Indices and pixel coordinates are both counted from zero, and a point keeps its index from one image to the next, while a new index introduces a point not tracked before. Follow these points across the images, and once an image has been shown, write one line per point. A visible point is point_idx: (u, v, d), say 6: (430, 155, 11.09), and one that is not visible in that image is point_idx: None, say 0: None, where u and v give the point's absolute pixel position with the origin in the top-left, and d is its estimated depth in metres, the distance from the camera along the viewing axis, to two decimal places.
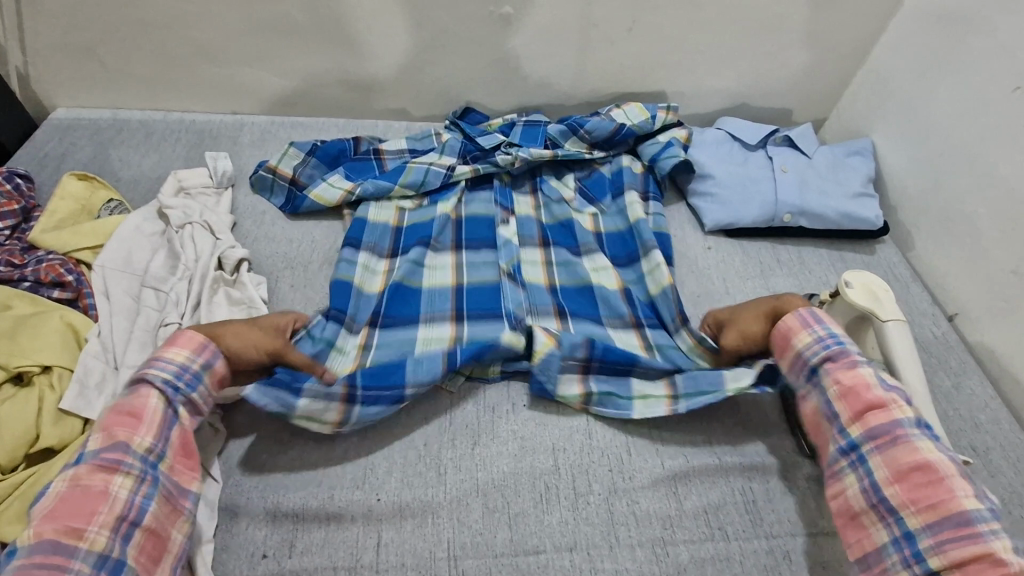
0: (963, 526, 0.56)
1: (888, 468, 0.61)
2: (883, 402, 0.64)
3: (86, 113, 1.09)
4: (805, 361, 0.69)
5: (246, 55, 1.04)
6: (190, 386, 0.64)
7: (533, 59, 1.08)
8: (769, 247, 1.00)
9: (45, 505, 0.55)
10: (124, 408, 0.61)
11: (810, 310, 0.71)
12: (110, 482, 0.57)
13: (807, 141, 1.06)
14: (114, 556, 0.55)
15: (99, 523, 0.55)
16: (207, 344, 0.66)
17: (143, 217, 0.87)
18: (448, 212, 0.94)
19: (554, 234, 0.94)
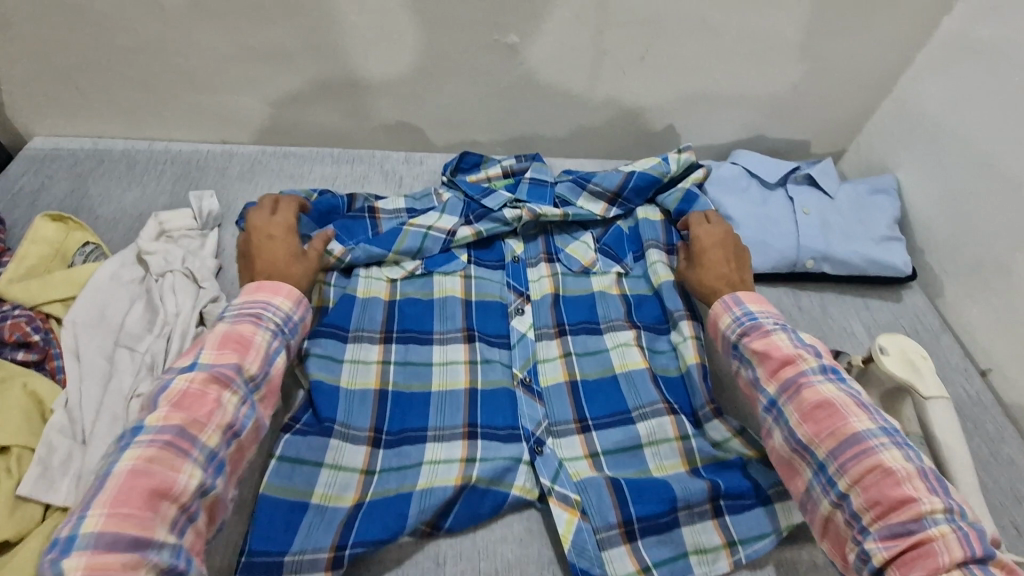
0: (864, 446, 0.59)
1: (798, 411, 0.64)
2: (792, 357, 0.66)
3: (65, 142, 1.03)
4: (729, 339, 0.74)
5: (234, 82, 0.98)
6: (292, 334, 0.69)
7: (540, 87, 1.02)
8: (790, 294, 0.94)
9: (163, 397, 0.58)
10: (233, 334, 0.63)
11: (733, 295, 0.76)
12: (223, 395, 0.59)
13: (829, 179, 1.00)
14: (219, 458, 0.58)
15: (214, 426, 0.57)
16: (303, 299, 0.71)
17: (120, 263, 0.81)
18: (455, 292, 0.87)
19: (571, 312, 0.87)
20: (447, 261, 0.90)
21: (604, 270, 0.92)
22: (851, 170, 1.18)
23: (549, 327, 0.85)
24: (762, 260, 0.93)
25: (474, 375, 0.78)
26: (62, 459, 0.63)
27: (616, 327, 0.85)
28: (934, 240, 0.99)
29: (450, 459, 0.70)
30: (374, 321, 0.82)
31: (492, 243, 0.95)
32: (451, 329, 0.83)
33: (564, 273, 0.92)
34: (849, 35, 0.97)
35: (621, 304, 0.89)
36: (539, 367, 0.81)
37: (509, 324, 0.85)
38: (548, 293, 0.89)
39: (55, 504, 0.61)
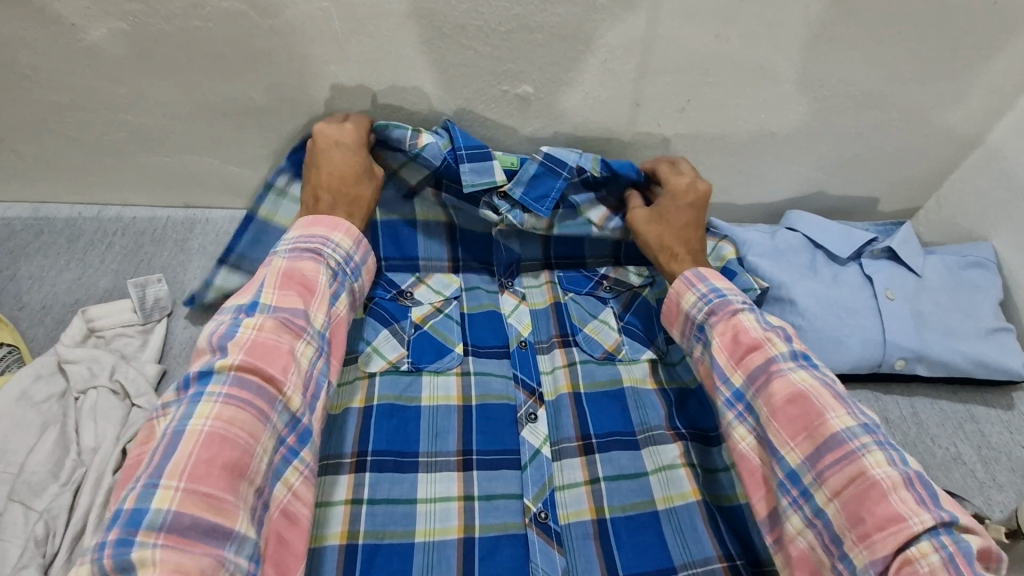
0: (844, 448, 0.49)
1: (769, 406, 0.54)
2: (759, 342, 0.57)
3: (3, 208, 0.89)
4: (692, 320, 0.65)
5: (197, 141, 0.83)
6: (353, 278, 0.63)
7: (558, 144, 0.85)
8: (872, 398, 0.76)
9: (230, 344, 0.50)
10: (295, 277, 0.57)
11: (694, 270, 0.68)
12: (295, 346, 0.53)
13: (914, 252, 0.82)
14: (303, 422, 0.53)
15: (293, 384, 0.52)
16: (363, 240, 0.66)
17: (34, 376, 0.65)
18: (450, 399, 0.70)
19: (597, 417, 0.70)
20: (439, 353, 0.73)
21: (633, 358, 0.75)
22: (927, 233, 1.00)
23: (569, 438, 0.68)
24: (839, 359, 0.74)
25: (473, 521, 0.61)
26: None
27: (655, 438, 0.68)
28: None
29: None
30: (345, 442, 0.65)
31: (492, 324, 0.77)
32: (442, 451, 0.66)
33: (583, 362, 0.74)
34: (940, 82, 0.80)
35: (658, 403, 0.71)
36: (558, 498, 0.64)
37: (518, 438, 0.68)
38: (565, 392, 0.72)
39: None
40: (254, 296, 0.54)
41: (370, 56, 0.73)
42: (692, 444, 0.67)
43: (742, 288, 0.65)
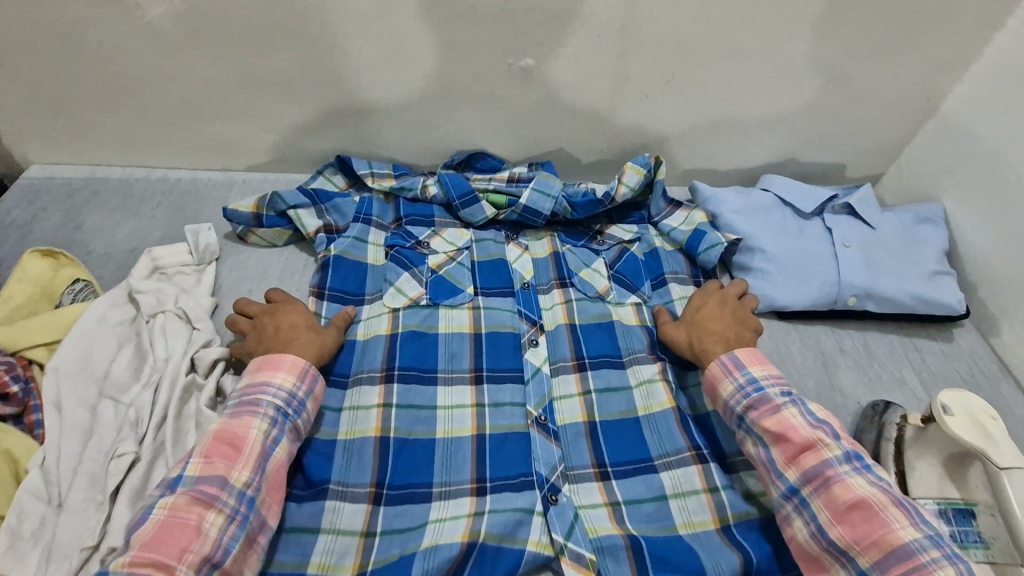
0: (913, 560, 0.51)
1: (828, 510, 0.56)
2: (812, 441, 0.59)
3: (61, 171, 0.99)
4: (732, 410, 0.66)
5: (236, 110, 0.93)
6: (297, 414, 0.63)
7: (556, 113, 0.96)
8: (829, 333, 0.87)
9: (139, 533, 0.51)
10: (224, 436, 0.58)
11: (731, 354, 0.69)
12: (203, 517, 0.52)
13: (870, 208, 0.93)
14: (252, 493, 0.56)
15: (189, 561, 0.50)
16: (309, 367, 0.66)
17: (109, 304, 0.76)
18: (463, 328, 0.81)
19: (590, 344, 0.81)
20: (452, 293, 0.84)
21: (619, 301, 0.86)
22: (889, 196, 1.10)
23: (566, 361, 0.80)
24: (800, 298, 0.85)
25: (484, 423, 0.73)
26: (34, 528, 0.57)
27: (638, 360, 0.79)
28: (987, 272, 0.90)
29: (456, 516, 0.65)
30: (376, 360, 0.76)
31: (498, 271, 0.88)
32: (457, 369, 0.77)
33: (578, 301, 0.86)
34: (893, 57, 0.90)
35: (642, 335, 0.82)
36: (556, 406, 0.76)
37: (523, 360, 0.79)
38: (561, 324, 0.83)
39: None
40: (180, 470, 0.56)
41: (392, 31, 0.83)
42: (669, 365, 0.79)
43: (781, 374, 0.67)
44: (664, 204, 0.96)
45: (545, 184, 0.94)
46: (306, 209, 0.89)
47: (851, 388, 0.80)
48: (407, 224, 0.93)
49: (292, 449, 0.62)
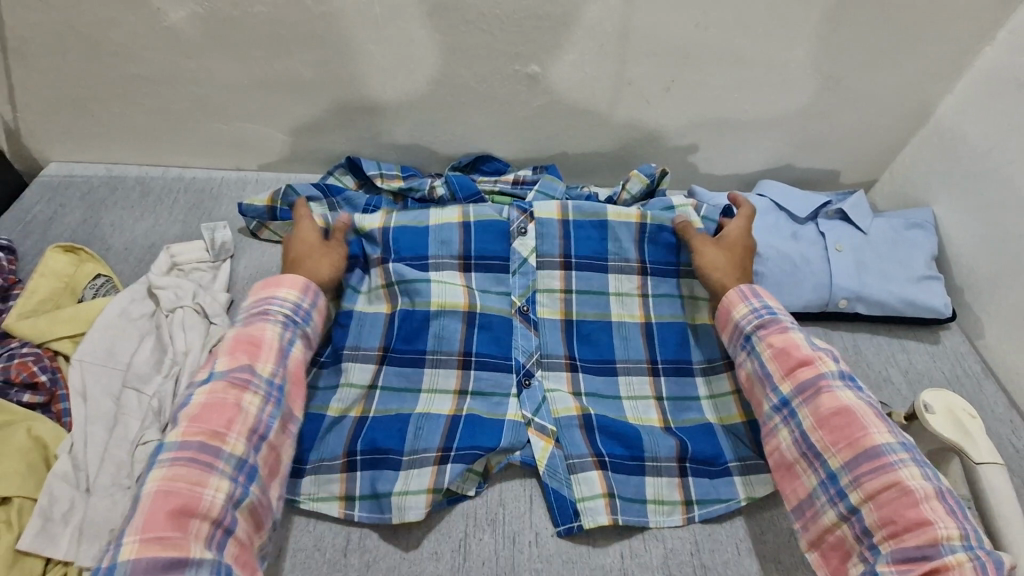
0: (882, 460, 0.59)
1: (815, 415, 0.64)
2: (811, 359, 0.66)
3: (81, 168, 1.02)
4: (741, 331, 0.73)
5: (251, 111, 0.96)
6: (305, 323, 0.70)
7: (559, 119, 0.99)
8: (821, 335, 0.90)
9: (183, 414, 0.59)
10: (246, 339, 0.64)
11: (749, 287, 0.75)
12: (241, 398, 0.60)
13: (862, 214, 0.96)
14: (277, 383, 0.64)
15: (236, 431, 0.59)
16: (309, 286, 0.72)
17: (129, 299, 0.79)
18: (458, 304, 0.79)
19: (582, 344, 0.81)
20: (439, 241, 0.84)
21: (620, 291, 0.84)
22: (881, 201, 1.14)
23: (559, 356, 0.79)
24: (793, 300, 0.89)
25: (462, 406, 0.74)
26: (64, 510, 0.60)
27: (632, 368, 0.80)
28: (974, 275, 0.94)
29: (416, 490, 0.68)
30: (374, 338, 0.78)
31: (495, 235, 0.84)
32: (445, 351, 0.78)
33: (578, 292, 0.83)
34: (887, 68, 0.94)
35: (640, 341, 0.82)
36: (546, 402, 0.75)
37: (512, 346, 0.79)
38: (556, 316, 0.82)
39: (55, 558, 0.58)
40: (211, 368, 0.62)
41: (404, 37, 0.86)
42: (663, 378, 0.79)
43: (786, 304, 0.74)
44: None
45: (546, 185, 1.00)
46: (321, 202, 0.95)
47: None
48: None
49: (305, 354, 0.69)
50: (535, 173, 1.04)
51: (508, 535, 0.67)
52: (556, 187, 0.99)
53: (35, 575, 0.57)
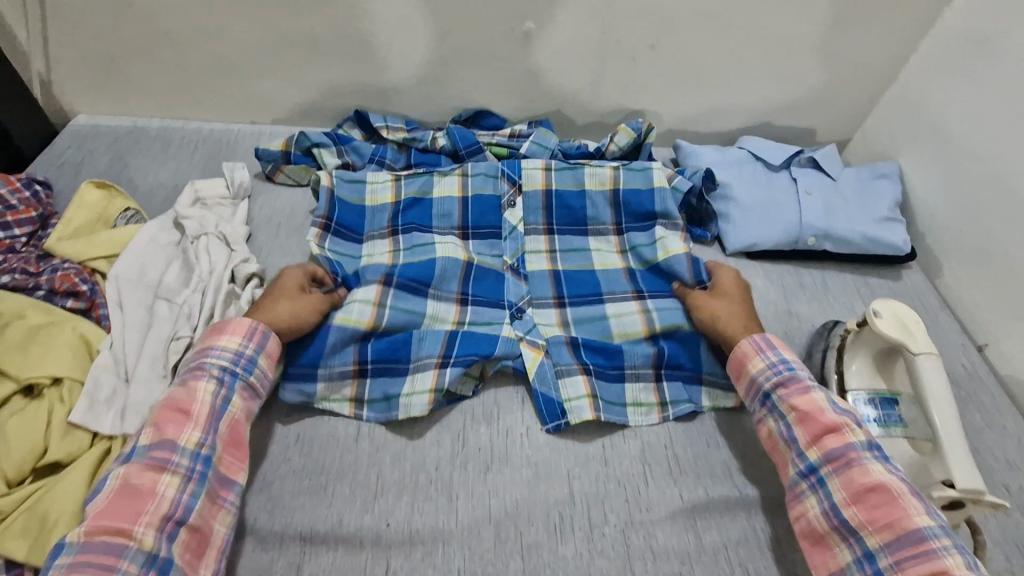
0: (923, 544, 0.56)
1: (847, 488, 0.61)
2: (837, 426, 0.64)
3: (107, 120, 1.09)
4: (758, 386, 0.71)
5: (265, 65, 1.03)
6: (247, 371, 0.67)
7: (552, 76, 1.06)
8: (792, 271, 0.97)
9: (100, 495, 0.57)
10: (173, 402, 0.63)
11: (764, 336, 0.73)
12: (158, 481, 0.58)
13: (833, 163, 1.04)
14: (206, 453, 0.62)
15: (145, 523, 0.56)
16: (257, 326, 0.70)
17: (159, 227, 0.86)
18: (458, 257, 0.86)
19: (570, 285, 0.87)
20: (439, 213, 0.91)
21: (602, 247, 0.93)
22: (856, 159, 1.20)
23: (547, 298, 0.86)
24: (766, 237, 0.96)
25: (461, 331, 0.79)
26: (108, 394, 0.67)
27: (618, 300, 0.86)
28: (934, 221, 1.00)
29: (421, 390, 0.74)
30: (376, 272, 0.82)
31: (489, 207, 0.92)
32: (445, 291, 0.83)
33: (561, 250, 0.91)
34: (857, 28, 1.01)
35: (622, 276, 0.89)
36: (536, 329, 0.82)
37: (504, 293, 0.85)
38: (544, 269, 0.89)
39: (102, 432, 0.65)
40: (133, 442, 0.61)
41: None
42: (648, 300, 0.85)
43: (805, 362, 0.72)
44: None
45: (542, 138, 1.05)
46: (329, 150, 1.00)
47: (807, 315, 0.91)
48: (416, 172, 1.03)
49: (247, 408, 0.67)
50: (530, 126, 1.09)
51: (502, 429, 0.74)
52: (551, 139, 1.05)
53: (85, 445, 0.65)
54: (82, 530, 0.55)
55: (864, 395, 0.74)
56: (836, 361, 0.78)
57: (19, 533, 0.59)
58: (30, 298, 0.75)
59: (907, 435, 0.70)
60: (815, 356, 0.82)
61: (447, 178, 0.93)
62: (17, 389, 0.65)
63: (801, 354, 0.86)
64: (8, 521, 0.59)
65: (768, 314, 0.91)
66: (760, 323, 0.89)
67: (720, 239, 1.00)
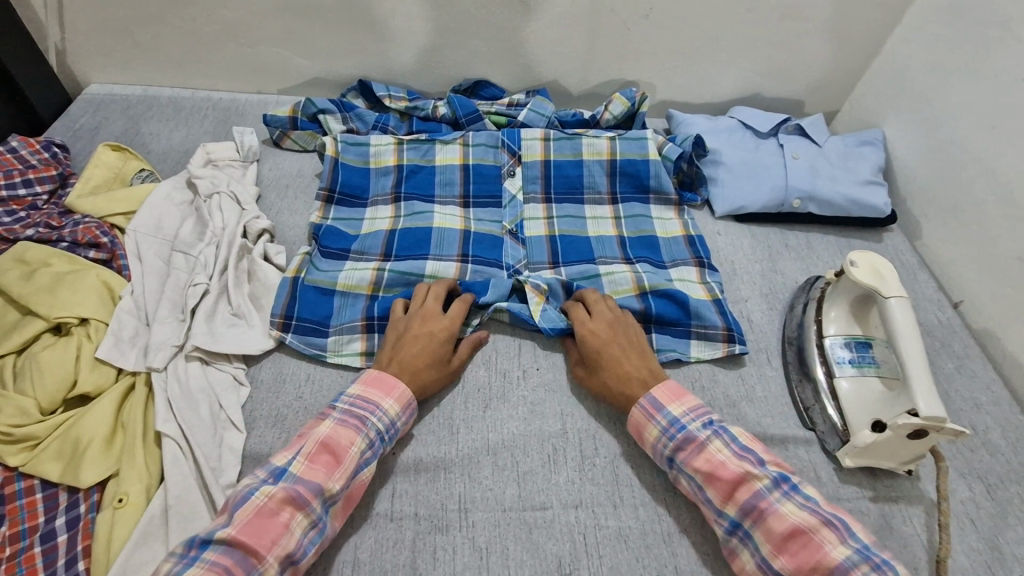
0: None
1: (770, 541, 0.59)
2: (742, 476, 0.62)
3: (119, 89, 1.13)
4: (660, 452, 0.68)
5: (270, 34, 1.06)
6: (389, 441, 0.66)
7: (549, 45, 1.09)
8: (778, 233, 1.02)
9: (242, 509, 0.56)
10: (331, 444, 0.61)
11: (649, 396, 0.69)
12: (292, 518, 0.57)
13: (819, 130, 1.08)
14: (332, 503, 0.60)
15: (274, 555, 0.55)
16: (411, 402, 0.68)
17: (173, 186, 0.90)
18: (454, 227, 0.90)
19: (566, 251, 0.90)
20: (442, 183, 0.95)
21: (598, 216, 0.96)
22: (843, 130, 1.24)
23: (543, 262, 0.89)
24: (754, 200, 1.00)
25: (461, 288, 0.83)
26: (130, 334, 0.73)
27: (609, 263, 0.89)
28: (915, 186, 1.04)
29: None
30: (375, 247, 0.86)
31: (490, 177, 0.95)
32: (446, 254, 0.86)
33: (559, 217, 0.94)
34: None
35: (614, 244, 0.92)
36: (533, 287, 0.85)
37: (503, 254, 0.88)
38: (542, 235, 0.92)
39: (125, 369, 0.71)
40: (285, 461, 0.60)
41: None
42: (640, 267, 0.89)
43: (699, 404, 0.69)
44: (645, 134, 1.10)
45: (540, 105, 1.07)
46: (334, 116, 1.03)
47: (790, 272, 0.96)
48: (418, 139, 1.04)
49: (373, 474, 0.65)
50: (529, 95, 1.12)
51: (500, 371, 0.79)
52: (549, 107, 1.06)
53: (111, 379, 0.70)
54: (230, 535, 0.54)
55: (840, 339, 0.79)
56: (816, 309, 0.83)
57: (54, 455, 0.64)
58: (54, 249, 0.80)
59: (878, 374, 0.76)
60: (797, 308, 0.87)
61: (449, 147, 0.96)
62: (48, 327, 0.72)
63: (784, 306, 0.91)
64: (43, 445, 0.64)
65: (754, 271, 0.95)
66: (747, 278, 0.94)
67: (709, 204, 1.04)
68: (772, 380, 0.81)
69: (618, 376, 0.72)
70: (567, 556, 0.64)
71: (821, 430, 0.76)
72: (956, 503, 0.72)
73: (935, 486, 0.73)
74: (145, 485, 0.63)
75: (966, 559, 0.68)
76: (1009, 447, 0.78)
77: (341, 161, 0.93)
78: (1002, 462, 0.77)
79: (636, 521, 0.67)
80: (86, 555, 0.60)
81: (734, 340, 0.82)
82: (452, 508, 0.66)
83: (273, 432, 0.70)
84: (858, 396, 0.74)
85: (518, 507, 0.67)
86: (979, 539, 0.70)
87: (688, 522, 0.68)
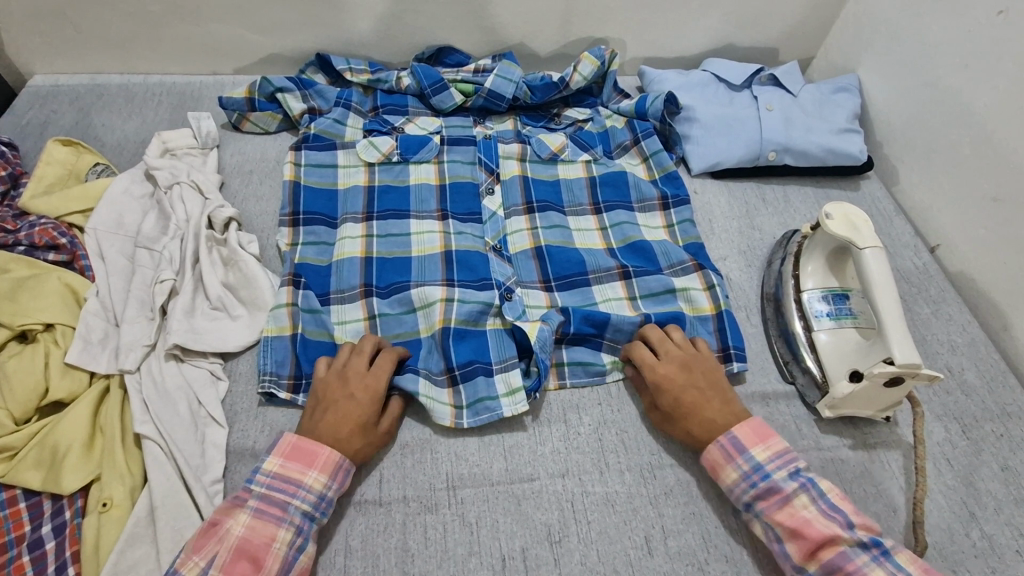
0: None
1: None
2: (830, 538, 0.58)
3: (65, 79, 1.07)
4: (736, 496, 0.64)
5: (218, 11, 0.99)
6: (324, 515, 0.61)
7: (512, 5, 1.03)
8: (755, 188, 1.01)
9: None
10: (247, 548, 0.56)
11: (732, 436, 0.65)
12: None
13: (793, 79, 1.05)
14: None
15: None
16: (342, 463, 0.63)
17: (131, 179, 0.86)
18: (434, 249, 0.85)
19: (555, 263, 0.84)
20: (418, 199, 0.89)
21: (584, 227, 0.90)
22: (819, 77, 1.22)
23: (533, 281, 0.83)
24: (729, 155, 0.98)
25: (451, 316, 0.76)
26: (100, 336, 0.71)
27: (604, 279, 0.83)
28: (891, 131, 1.03)
29: (440, 401, 0.71)
30: (354, 276, 0.81)
31: (468, 194, 0.90)
32: (430, 279, 0.81)
33: (543, 227, 0.88)
34: None
35: (604, 255, 0.86)
36: (526, 313, 0.79)
37: (490, 271, 0.82)
38: (527, 248, 0.86)
39: (99, 372, 0.70)
40: None
41: None
42: (633, 281, 0.83)
43: (785, 448, 0.65)
44: (616, 94, 1.07)
45: (506, 71, 1.01)
46: (294, 96, 0.98)
47: (767, 227, 0.95)
48: (383, 113, 1.00)
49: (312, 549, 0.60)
50: (494, 60, 1.07)
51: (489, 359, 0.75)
52: (517, 69, 1.00)
53: (85, 384, 0.69)
54: None
55: (818, 293, 0.79)
56: (793, 263, 0.83)
57: (33, 464, 0.63)
58: (11, 253, 0.77)
59: (855, 324, 0.77)
60: (774, 263, 0.87)
61: (423, 166, 0.92)
62: (13, 336, 0.70)
63: (762, 262, 0.90)
64: (21, 455, 0.63)
65: (732, 230, 0.94)
66: (725, 237, 0.93)
67: (684, 161, 1.01)
68: (752, 340, 0.82)
69: (707, 425, 0.67)
70: (556, 524, 0.65)
71: (801, 383, 0.77)
72: (933, 445, 0.74)
73: (911, 430, 0.75)
74: (129, 487, 0.63)
75: (942, 497, 0.70)
76: (983, 386, 0.80)
77: (302, 185, 0.88)
78: (977, 402, 0.78)
79: (623, 485, 0.68)
80: (76, 560, 0.61)
81: (731, 359, 0.77)
82: (441, 487, 0.67)
83: (257, 428, 0.70)
84: (835, 348, 0.75)
85: (506, 481, 0.68)
86: (954, 478, 0.72)
87: (672, 483, 0.69)
